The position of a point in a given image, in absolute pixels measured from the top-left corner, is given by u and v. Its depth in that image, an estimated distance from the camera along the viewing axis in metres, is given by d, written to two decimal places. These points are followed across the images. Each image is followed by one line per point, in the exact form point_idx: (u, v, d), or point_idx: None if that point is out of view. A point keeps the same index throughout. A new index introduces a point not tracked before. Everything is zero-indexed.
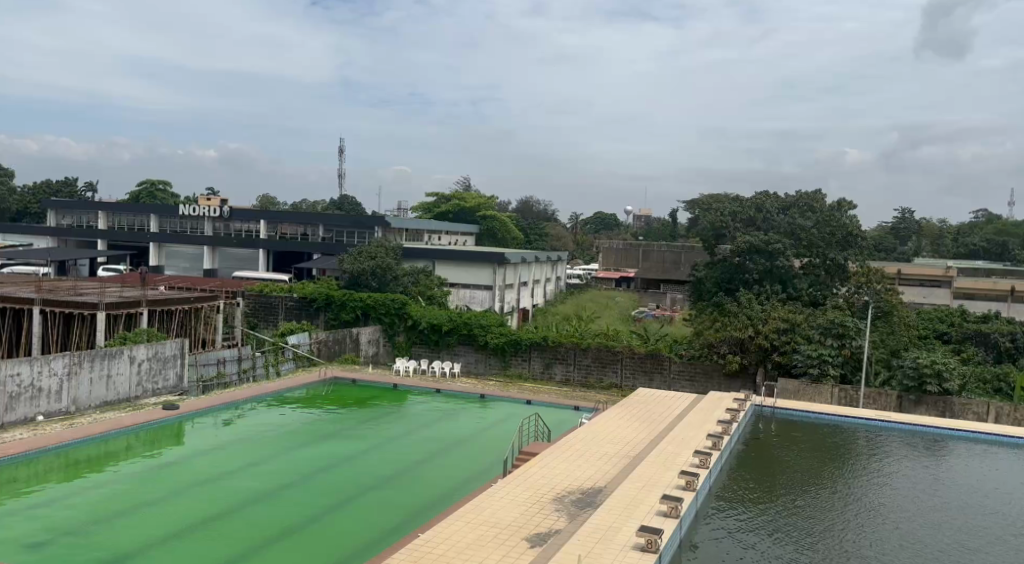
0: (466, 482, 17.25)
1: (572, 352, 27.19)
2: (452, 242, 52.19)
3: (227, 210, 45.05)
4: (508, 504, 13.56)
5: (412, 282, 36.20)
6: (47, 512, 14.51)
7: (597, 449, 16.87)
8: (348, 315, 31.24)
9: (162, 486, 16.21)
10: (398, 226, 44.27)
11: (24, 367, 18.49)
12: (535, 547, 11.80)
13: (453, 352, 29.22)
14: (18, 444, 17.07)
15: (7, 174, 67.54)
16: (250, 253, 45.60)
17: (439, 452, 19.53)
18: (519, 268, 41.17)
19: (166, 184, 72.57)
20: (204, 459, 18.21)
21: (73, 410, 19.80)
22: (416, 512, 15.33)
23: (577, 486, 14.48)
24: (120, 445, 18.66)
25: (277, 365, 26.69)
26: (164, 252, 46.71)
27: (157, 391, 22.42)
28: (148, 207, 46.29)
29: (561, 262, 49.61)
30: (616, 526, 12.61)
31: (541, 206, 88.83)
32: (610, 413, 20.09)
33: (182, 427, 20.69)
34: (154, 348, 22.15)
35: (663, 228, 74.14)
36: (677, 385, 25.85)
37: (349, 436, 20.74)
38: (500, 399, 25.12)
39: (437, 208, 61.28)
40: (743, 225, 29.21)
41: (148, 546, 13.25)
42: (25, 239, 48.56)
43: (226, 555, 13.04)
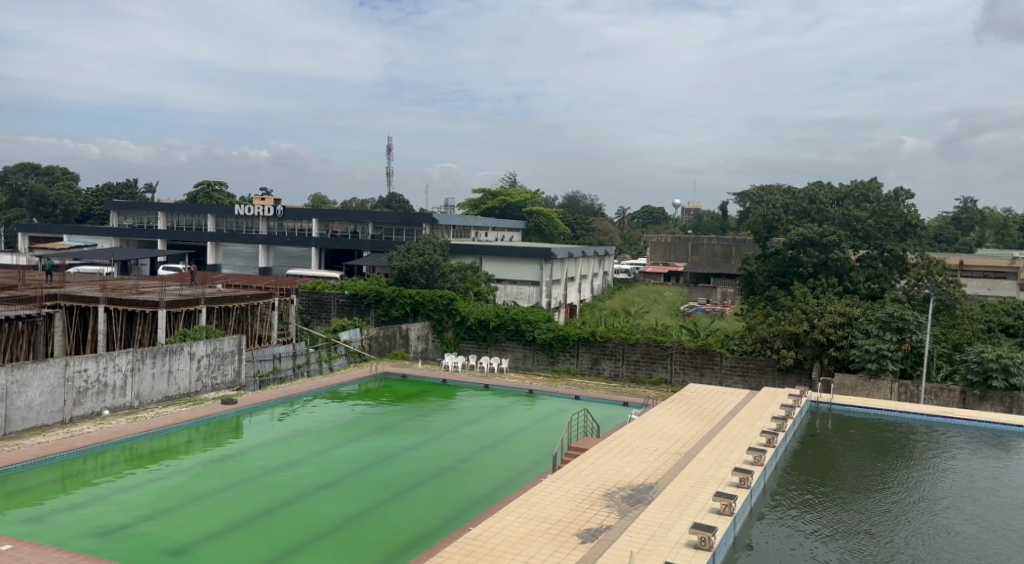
0: (516, 477, 17.30)
1: (621, 347, 27.07)
2: (498, 238, 52.47)
3: (280, 209, 46.04)
4: (559, 499, 13.59)
5: (459, 279, 36.45)
6: (112, 503, 15.02)
7: (648, 445, 16.81)
8: (397, 311, 31.59)
9: (218, 479, 16.63)
10: (445, 223, 44.75)
11: (90, 363, 19.16)
12: (586, 543, 11.82)
13: (501, 347, 29.34)
14: (86, 438, 17.68)
15: (73, 177, 70.29)
16: (303, 251, 46.40)
17: (489, 447, 19.66)
18: (566, 262, 41.07)
19: (222, 184, 74.65)
20: (257, 454, 18.50)
21: (136, 405, 20.43)
22: (463, 509, 15.34)
23: (629, 482, 14.45)
24: (181, 439, 19.20)
25: (330, 360, 27.19)
26: (221, 251, 47.59)
27: (216, 386, 23.01)
28: (205, 208, 47.53)
29: (608, 257, 49.34)
30: (667, 523, 12.56)
31: (588, 200, 88.59)
32: (661, 409, 20.01)
33: (240, 421, 21.20)
34: (212, 344, 22.71)
35: (713, 221, 73.34)
36: (730, 381, 25.52)
37: (401, 431, 20.99)
38: (548, 395, 25.17)
39: (483, 204, 61.65)
40: (795, 217, 28.68)
41: (206, 538, 13.60)
42: (90, 240, 50.04)
43: (270, 552, 13.13)
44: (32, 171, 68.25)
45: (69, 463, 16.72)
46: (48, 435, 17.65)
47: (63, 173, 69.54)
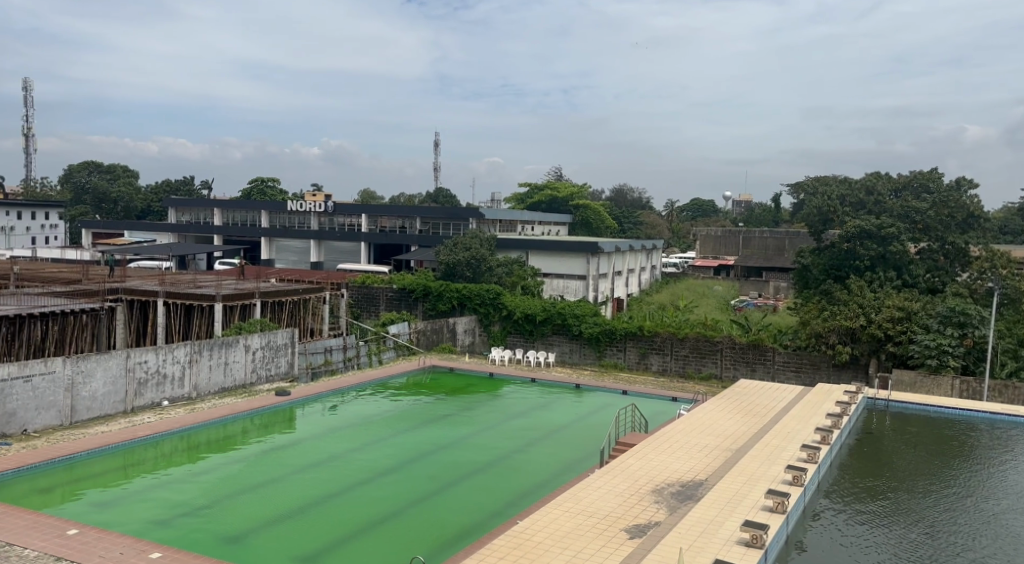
0: (563, 471, 17.35)
1: (669, 342, 26.86)
2: (545, 232, 52.54)
3: (331, 205, 46.95)
4: (607, 494, 13.60)
5: (506, 273, 36.56)
6: (172, 491, 15.48)
7: (699, 441, 16.71)
8: (444, 306, 31.87)
9: (272, 469, 17.01)
10: (492, 217, 44.96)
11: (150, 355, 19.75)
12: (634, 539, 11.82)
13: (548, 341, 29.39)
14: (147, 428, 18.24)
15: (133, 174, 72.46)
16: (352, 246, 47.05)
17: (537, 440, 19.77)
18: (614, 256, 40.86)
19: (275, 181, 76.17)
20: (310, 444, 18.90)
21: (194, 396, 21.00)
22: (511, 502, 15.47)
23: (678, 478, 14.38)
24: (237, 429, 19.69)
25: (379, 354, 27.57)
26: (274, 246, 48.56)
27: (270, 378, 23.53)
28: (259, 204, 48.54)
29: (656, 251, 48.95)
30: (717, 521, 12.48)
31: (636, 193, 88.00)
32: (711, 404, 19.88)
33: (293, 412, 21.65)
34: (267, 337, 23.22)
35: (765, 214, 72.19)
36: (782, 376, 25.17)
37: (451, 423, 21.24)
38: (595, 389, 25.14)
39: (530, 198, 61.63)
40: (852, 209, 28.24)
41: (261, 526, 13.93)
42: (149, 235, 51.44)
43: (323, 540, 13.43)
44: (95, 170, 70.56)
45: (131, 452, 17.27)
46: (111, 424, 18.26)
47: (124, 171, 71.80)
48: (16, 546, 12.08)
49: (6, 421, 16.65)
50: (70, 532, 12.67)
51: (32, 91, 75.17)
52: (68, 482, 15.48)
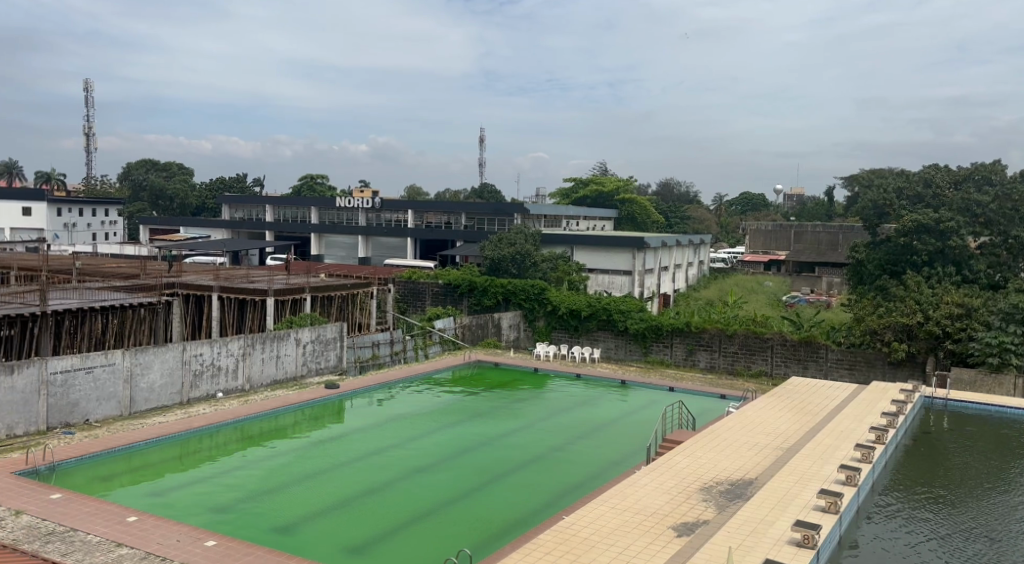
0: (609, 467, 17.34)
1: (717, 338, 26.55)
2: (590, 227, 52.34)
3: (378, 201, 47.47)
4: (655, 491, 13.56)
5: (551, 268, 36.58)
6: (226, 480, 15.86)
7: (748, 439, 16.52)
8: (489, 301, 31.95)
9: (322, 460, 17.30)
10: (537, 212, 44.98)
11: (206, 348, 20.23)
12: (682, 536, 11.76)
13: (593, 337, 29.33)
14: (202, 419, 18.70)
15: (188, 172, 74.23)
16: (399, 242, 47.48)
17: (583, 436, 19.76)
18: (661, 251, 40.50)
19: (324, 178, 77.26)
20: (360, 436, 19.20)
21: (247, 388, 21.45)
22: (557, 497, 15.50)
23: (727, 477, 14.25)
24: (288, 421, 20.07)
25: (425, 348, 27.84)
26: (324, 242, 49.24)
27: (320, 370, 23.93)
28: (308, 200, 49.33)
29: (704, 246, 48.46)
30: (768, 520, 12.33)
31: (683, 188, 87.14)
32: (762, 402, 19.62)
33: (342, 404, 21.99)
34: (317, 331, 23.59)
35: (817, 207, 70.82)
36: (835, 374, 24.73)
37: (498, 417, 21.37)
38: (641, 385, 25.03)
39: (575, 192, 61.34)
40: (909, 203, 27.64)
41: (310, 517, 14.17)
42: (203, 231, 52.60)
43: (372, 531, 13.66)
44: (151, 168, 72.45)
45: (187, 442, 17.72)
46: (168, 415, 18.76)
47: (179, 168, 73.59)
48: (79, 531, 12.50)
49: (69, 411, 17.21)
50: (129, 519, 13.06)
51: (92, 92, 77.40)
52: (127, 471, 15.94)
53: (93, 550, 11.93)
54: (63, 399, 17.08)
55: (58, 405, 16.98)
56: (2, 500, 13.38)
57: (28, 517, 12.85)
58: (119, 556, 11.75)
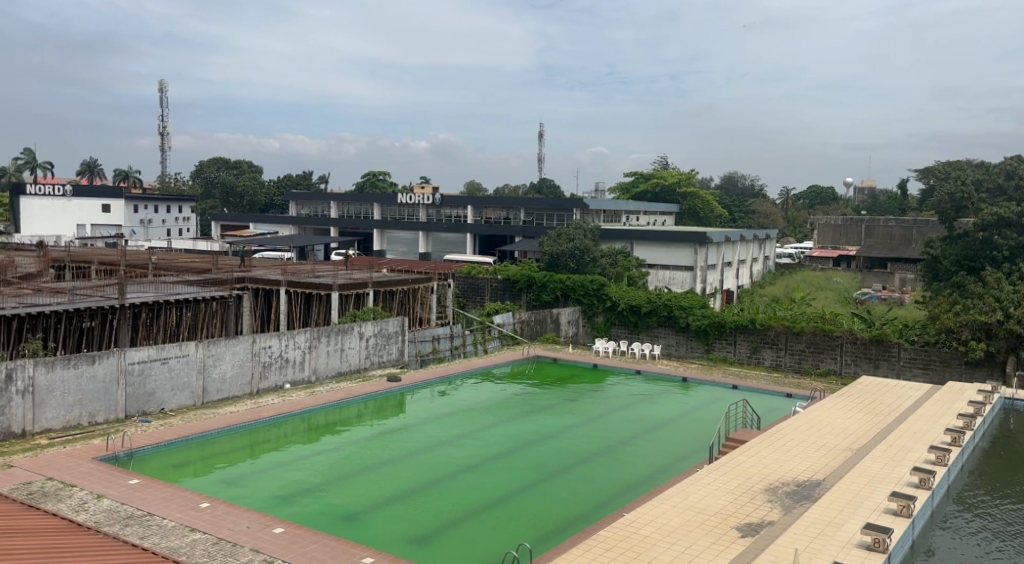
0: (670, 464, 17.22)
1: (784, 336, 26.04)
2: (651, 222, 51.80)
3: (438, 197, 48.19)
4: (719, 491, 13.39)
5: (610, 263, 36.55)
6: (292, 469, 16.25)
7: (815, 439, 16.22)
8: (548, 296, 32.00)
9: (384, 452, 17.57)
10: (596, 207, 44.73)
11: (274, 340, 20.75)
12: (746, 537, 11.60)
13: (653, 334, 29.07)
14: (271, 409, 19.19)
15: (256, 169, 76.39)
16: (459, 237, 47.85)
17: (645, 432, 19.63)
18: (723, 247, 39.85)
19: (386, 175, 78.38)
20: (422, 428, 19.46)
21: (313, 379, 21.93)
22: (617, 493, 15.46)
23: (793, 477, 14.00)
24: (352, 412, 20.43)
25: (484, 343, 28.03)
26: (386, 237, 49.86)
27: (382, 363, 24.30)
28: (371, 197, 50.32)
29: (770, 241, 47.58)
30: (836, 522, 12.07)
31: (748, 181, 85.51)
32: (830, 402, 19.20)
33: (404, 397, 22.29)
34: (379, 325, 23.96)
35: (890, 202, 68.67)
36: (908, 374, 24.00)
37: (557, 412, 21.38)
38: (703, 383, 24.72)
39: (635, 187, 60.74)
40: (989, 194, 26.59)
41: (373, 507, 14.44)
42: (271, 227, 54.05)
43: (435, 522, 13.84)
44: (223, 165, 74.84)
45: (257, 431, 18.22)
46: (239, 405, 19.32)
47: (249, 167, 75.80)
48: (156, 515, 12.98)
49: (146, 400, 17.87)
50: (202, 505, 13.51)
51: (167, 92, 80.04)
52: (200, 458, 16.47)
53: (169, 534, 12.37)
54: (140, 389, 17.74)
55: (135, 394, 17.64)
56: (85, 484, 13.99)
57: (109, 501, 13.41)
58: (193, 541, 12.15)
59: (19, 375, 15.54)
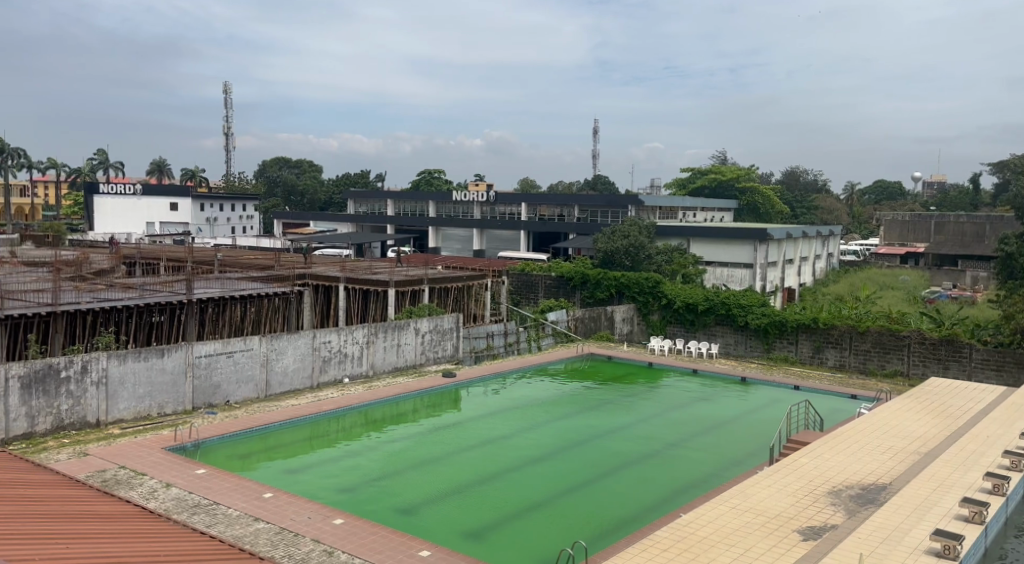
0: (727, 466, 16.97)
1: (848, 336, 25.44)
2: (709, 218, 51.11)
3: (493, 194, 48.46)
4: (779, 493, 13.16)
5: (666, 261, 36.22)
6: (350, 462, 16.50)
7: (880, 442, 15.81)
8: (603, 294, 31.85)
9: (439, 447, 17.72)
10: (652, 204, 44.33)
11: (333, 335, 21.11)
12: (808, 540, 11.38)
13: (710, 332, 28.68)
14: (331, 403, 19.53)
15: (316, 168, 77.87)
16: (514, 234, 47.97)
17: (701, 432, 19.39)
18: (784, 244, 39.08)
19: (442, 173, 79.07)
20: (477, 424, 19.58)
21: (371, 374, 22.25)
22: (673, 494, 15.32)
23: (857, 481, 13.67)
24: (408, 407, 20.67)
25: (538, 340, 28.04)
26: (441, 234, 50.27)
27: (438, 359, 24.51)
28: (426, 195, 50.84)
29: (833, 238, 46.53)
30: (903, 528, 11.75)
31: (810, 176, 83.68)
32: (895, 404, 18.69)
33: (459, 393, 22.45)
34: (435, 321, 24.15)
35: (961, 197, 66.41)
36: (981, 376, 23.19)
37: (613, 410, 21.26)
38: (763, 383, 24.31)
39: (693, 183, 60.03)
40: None
41: (430, 501, 14.58)
42: (330, 225, 54.95)
43: (490, 518, 13.91)
44: (284, 165, 76.50)
45: (317, 424, 18.55)
46: (299, 398, 19.72)
47: (309, 165, 77.28)
48: (221, 504, 13.33)
49: (212, 392, 18.37)
50: (265, 495, 13.82)
51: (231, 94, 82.12)
52: (262, 449, 16.86)
53: (233, 523, 12.69)
54: (206, 381, 18.23)
55: (202, 387, 18.15)
56: (154, 473, 14.45)
57: (177, 489, 13.83)
58: (257, 530, 12.46)
59: (94, 366, 16.14)
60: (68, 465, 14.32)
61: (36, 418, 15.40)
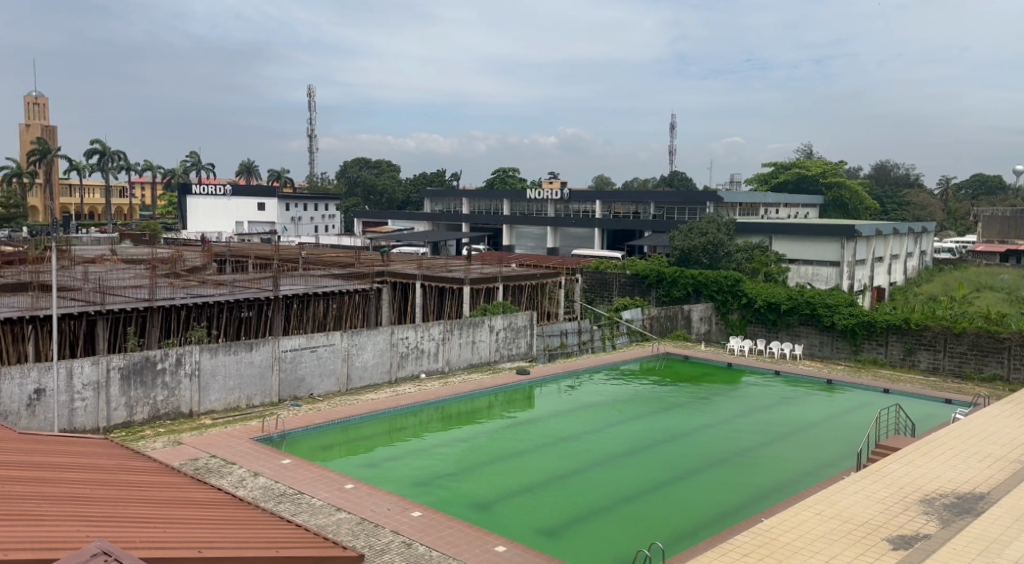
0: (811, 471, 16.51)
1: (943, 337, 24.40)
2: (792, 215, 49.76)
3: (567, 193, 48.37)
4: (868, 500, 12.72)
5: (747, 259, 35.41)
6: (427, 457, 16.73)
7: (978, 449, 15.08)
8: (679, 293, 31.42)
9: (514, 443, 17.83)
10: (731, 201, 43.41)
11: (411, 331, 21.40)
12: (898, 550, 10.96)
13: (794, 333, 27.93)
14: (408, 397, 19.83)
15: (394, 168, 79.28)
16: (588, 232, 47.73)
17: (782, 436, 18.93)
18: (874, 241, 37.69)
19: (518, 172, 79.43)
20: (552, 422, 19.62)
21: (446, 369, 22.52)
22: (754, 497, 15.01)
23: (951, 489, 13.09)
24: (483, 403, 20.83)
25: (613, 339, 27.86)
26: (515, 232, 50.44)
27: (512, 357, 24.64)
28: (500, 193, 51.12)
29: (926, 235, 44.71)
30: (1002, 539, 11.19)
31: (901, 170, 80.62)
32: (993, 409, 17.83)
33: (533, 390, 22.49)
34: (509, 319, 24.25)
35: None
36: None
37: (690, 411, 20.98)
38: (851, 386, 23.49)
39: (774, 179, 58.60)
40: None
41: (506, 497, 14.67)
42: (406, 223, 55.75)
43: (567, 516, 13.89)
44: (365, 165, 78.19)
45: (396, 418, 18.88)
46: (378, 392, 20.10)
47: (387, 165, 78.73)
48: (305, 494, 13.70)
49: (297, 385, 18.90)
50: (347, 486, 14.14)
51: (314, 97, 84.35)
52: (344, 441, 17.26)
53: (317, 512, 13.03)
54: (291, 374, 18.77)
55: (288, 380, 18.69)
56: (243, 462, 14.96)
57: (264, 478, 14.29)
58: (338, 519, 12.76)
59: (187, 359, 16.81)
60: (164, 453, 14.98)
61: (135, 407, 16.14)
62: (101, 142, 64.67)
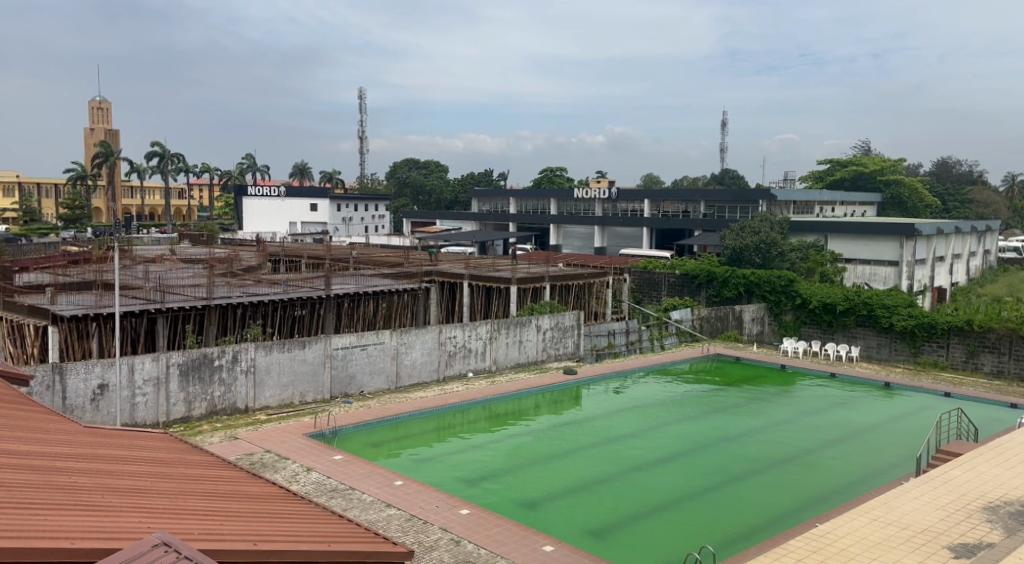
0: (867, 476, 16.13)
1: (1009, 341, 23.60)
2: (848, 213, 48.68)
3: (615, 192, 48.07)
4: (927, 506, 12.36)
5: (801, 258, 34.74)
6: (475, 455, 16.79)
7: None
8: (731, 292, 30.99)
9: (562, 443, 17.79)
10: (784, 199, 42.62)
11: (459, 330, 21.48)
12: (959, 558, 10.62)
13: (850, 334, 27.31)
14: (456, 396, 19.93)
15: (443, 168, 79.79)
16: (637, 232, 47.36)
17: (836, 439, 18.56)
18: (935, 240, 36.62)
19: (566, 171, 79.22)
20: (601, 422, 19.52)
21: (494, 368, 22.57)
22: (808, 502, 14.73)
23: (1016, 497, 12.64)
24: (531, 403, 20.83)
25: (661, 339, 27.60)
26: (563, 232, 50.32)
27: (559, 356, 24.57)
28: (548, 193, 51.08)
29: (990, 234, 43.32)
30: None
31: (963, 166, 78.18)
32: None
33: (581, 390, 22.41)
34: (556, 319, 24.18)
35: None
36: None
37: (741, 413, 20.66)
38: (910, 390, 22.85)
39: (830, 176, 57.38)
40: None
41: (554, 496, 14.64)
42: (454, 223, 56.05)
43: (616, 517, 13.82)
44: (414, 165, 78.89)
45: (443, 416, 18.99)
46: (427, 390, 20.25)
47: (436, 165, 79.29)
48: (356, 490, 13.87)
49: (348, 382, 19.15)
50: (396, 483, 14.26)
51: (365, 99, 85.32)
52: (393, 439, 17.43)
53: (367, 508, 13.19)
54: (343, 372, 19.01)
55: (339, 377, 18.94)
56: (296, 457, 15.20)
57: (317, 474, 14.50)
58: (388, 515, 12.88)
59: (243, 356, 17.15)
60: (221, 447, 15.33)
61: (193, 403, 16.52)
62: (160, 145, 66.47)
